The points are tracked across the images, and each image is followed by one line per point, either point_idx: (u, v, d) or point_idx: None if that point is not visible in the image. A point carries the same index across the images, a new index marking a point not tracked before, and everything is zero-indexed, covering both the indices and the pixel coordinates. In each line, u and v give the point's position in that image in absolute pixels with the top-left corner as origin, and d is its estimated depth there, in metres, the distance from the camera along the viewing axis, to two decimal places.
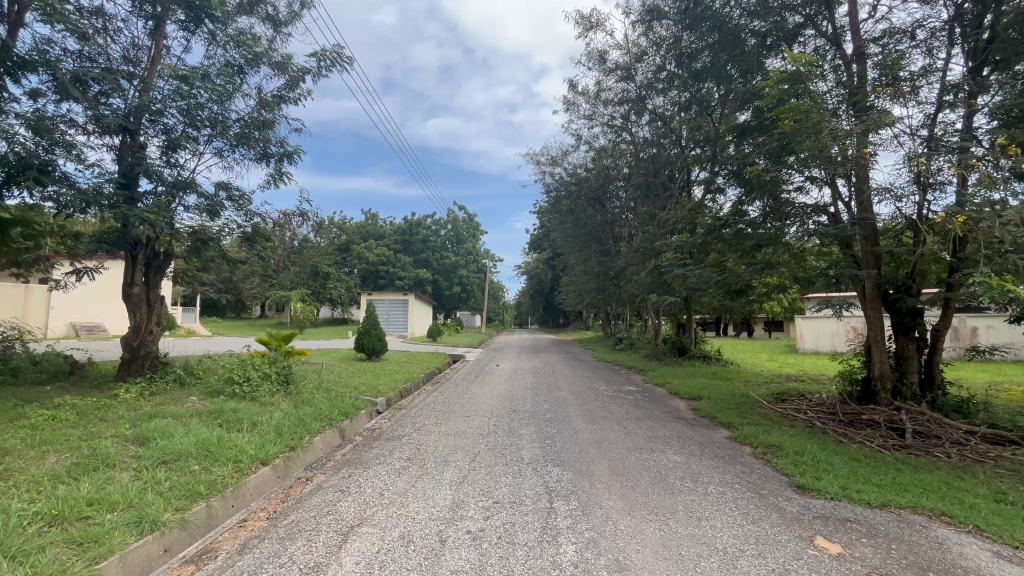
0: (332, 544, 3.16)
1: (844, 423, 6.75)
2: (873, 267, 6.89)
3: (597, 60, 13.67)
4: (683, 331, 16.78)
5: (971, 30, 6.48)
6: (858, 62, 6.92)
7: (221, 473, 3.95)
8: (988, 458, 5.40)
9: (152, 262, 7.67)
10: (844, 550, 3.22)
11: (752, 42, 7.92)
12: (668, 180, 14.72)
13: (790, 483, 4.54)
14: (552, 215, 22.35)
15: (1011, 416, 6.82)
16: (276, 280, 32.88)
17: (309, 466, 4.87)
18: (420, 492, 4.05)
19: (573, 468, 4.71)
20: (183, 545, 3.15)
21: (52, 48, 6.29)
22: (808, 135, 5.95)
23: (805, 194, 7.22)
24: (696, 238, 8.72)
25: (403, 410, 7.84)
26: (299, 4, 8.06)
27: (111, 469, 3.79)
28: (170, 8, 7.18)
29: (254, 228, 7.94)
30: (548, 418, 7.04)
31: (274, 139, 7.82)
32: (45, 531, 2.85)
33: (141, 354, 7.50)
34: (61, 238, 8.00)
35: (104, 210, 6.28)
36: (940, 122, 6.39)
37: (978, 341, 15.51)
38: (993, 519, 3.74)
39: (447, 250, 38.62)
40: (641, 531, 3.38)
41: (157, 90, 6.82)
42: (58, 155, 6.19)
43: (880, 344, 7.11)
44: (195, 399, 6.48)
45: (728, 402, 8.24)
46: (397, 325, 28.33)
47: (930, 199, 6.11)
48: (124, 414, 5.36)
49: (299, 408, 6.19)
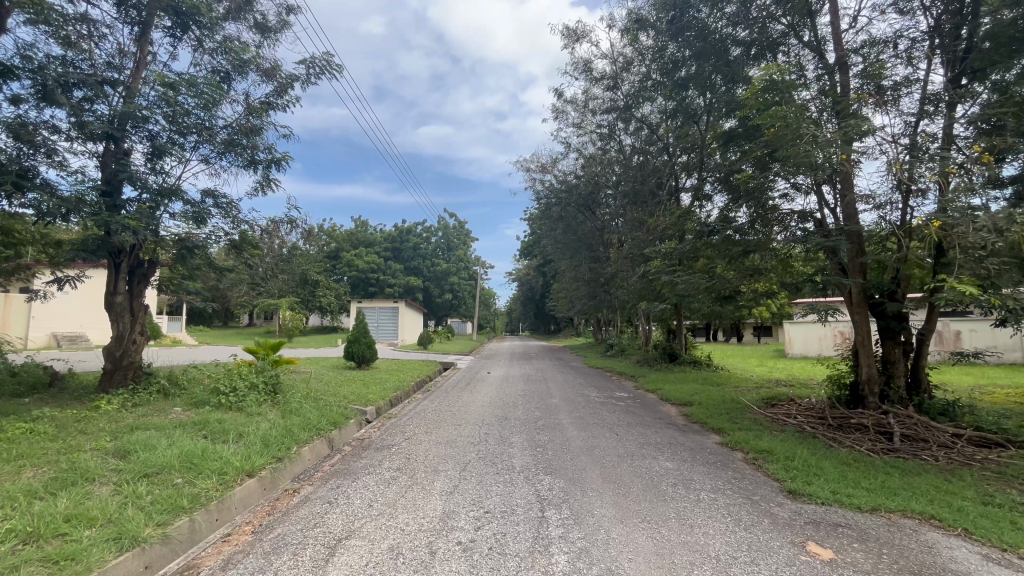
0: (319, 557, 3.09)
1: (833, 427, 6.80)
2: (860, 276, 6.98)
3: (584, 71, 13.81)
4: (674, 337, 16.88)
5: (949, 41, 6.64)
6: (840, 72, 7.06)
7: (205, 485, 3.86)
8: (975, 460, 5.47)
9: (136, 270, 7.55)
10: (836, 556, 3.21)
11: (737, 51, 8.03)
12: (656, 188, 14.81)
13: (781, 488, 4.55)
14: (542, 222, 22.43)
15: (996, 418, 6.91)
16: (264, 289, 32.72)
17: (297, 476, 4.79)
18: (410, 503, 3.99)
19: (565, 475, 4.68)
20: (164, 562, 3.06)
21: (35, 53, 6.15)
22: (793, 141, 5.99)
23: (791, 201, 7.28)
24: (684, 245, 8.74)
25: (392, 419, 7.72)
26: (288, 11, 8.03)
27: (90, 484, 3.69)
28: (156, 15, 7.14)
29: (242, 236, 7.81)
30: (540, 426, 6.98)
31: (262, 146, 7.77)
32: (19, 549, 2.75)
33: (124, 364, 7.35)
34: (41, 246, 7.85)
35: (85, 217, 6.15)
36: (921, 131, 6.46)
37: (962, 344, 15.87)
38: (983, 523, 3.75)
39: (438, 257, 38.65)
40: (633, 539, 3.34)
41: (143, 97, 6.76)
42: (39, 161, 6.11)
43: (867, 348, 7.19)
44: (180, 410, 6.34)
45: (719, 408, 8.26)
46: (388, 332, 28.29)
47: (913, 206, 6.24)
48: (105, 427, 5.22)
49: (288, 418, 6.11)
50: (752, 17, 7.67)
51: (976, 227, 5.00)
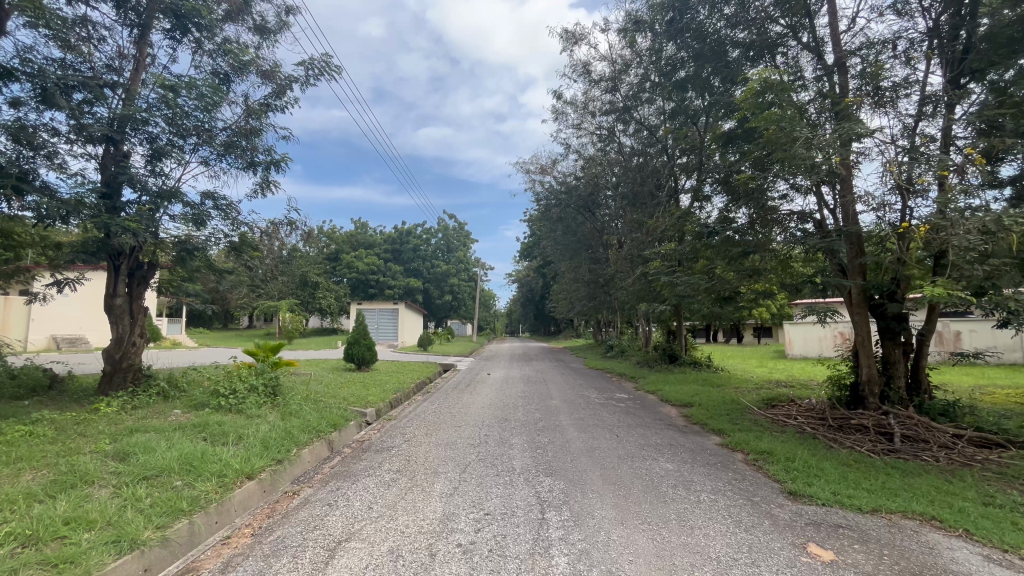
0: (319, 560, 3.08)
1: (833, 428, 6.80)
2: (859, 277, 6.98)
3: (583, 73, 13.82)
4: (674, 338, 16.87)
5: (948, 42, 6.66)
6: (839, 73, 7.06)
7: (205, 487, 3.86)
8: (975, 461, 5.46)
9: (136, 273, 7.55)
10: (837, 557, 3.21)
11: (735, 53, 8.04)
12: (655, 188, 14.81)
13: (782, 489, 4.54)
14: (541, 223, 22.44)
15: (996, 419, 6.90)
16: (263, 291, 32.69)
17: (297, 479, 4.79)
18: (410, 505, 3.98)
19: (566, 477, 4.68)
20: (163, 565, 3.06)
21: (35, 55, 6.16)
22: (791, 143, 6.01)
23: (791, 202, 7.28)
24: (684, 246, 8.75)
25: (392, 421, 7.69)
26: (287, 12, 8.03)
27: (89, 487, 3.69)
28: (155, 17, 7.15)
29: (242, 238, 7.82)
30: (540, 427, 6.95)
31: (262, 148, 7.78)
32: (18, 552, 2.75)
33: (123, 367, 7.35)
34: (40, 248, 7.83)
35: (85, 219, 6.13)
36: (920, 131, 6.46)
37: (962, 344, 15.88)
38: (984, 523, 3.75)
39: (438, 259, 38.74)
40: (634, 541, 3.33)
41: (142, 99, 6.76)
42: (39, 164, 6.11)
43: (867, 348, 7.18)
44: (179, 413, 6.32)
45: (719, 409, 8.25)
46: (388, 333, 28.30)
47: (913, 207, 6.23)
48: (104, 430, 5.20)
49: (288, 420, 6.10)
50: (751, 18, 7.67)
51: (975, 228, 5.00)
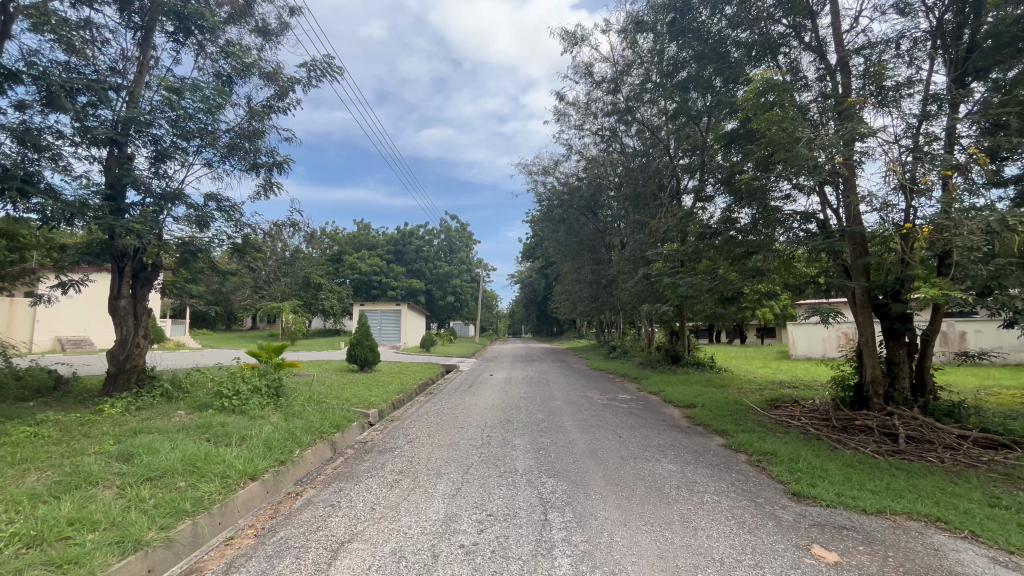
0: (321, 561, 3.08)
1: (837, 429, 6.77)
2: (863, 277, 6.95)
3: (585, 74, 13.83)
4: (677, 338, 16.83)
5: (952, 41, 6.65)
6: (842, 73, 7.04)
7: (208, 488, 3.87)
8: (981, 461, 5.43)
9: (140, 274, 7.58)
10: (841, 558, 3.19)
11: (736, 53, 8.03)
12: (657, 189, 14.80)
13: (785, 490, 4.52)
14: (543, 224, 22.46)
15: (1002, 419, 6.86)
16: (267, 292, 32.77)
17: (300, 480, 4.79)
18: (412, 506, 3.97)
19: (569, 478, 4.67)
20: (167, 565, 3.06)
21: (40, 59, 6.21)
22: (793, 144, 6.02)
23: (794, 202, 7.27)
24: (687, 246, 8.75)
25: (395, 422, 7.70)
26: (289, 13, 8.06)
27: (93, 487, 3.70)
28: (158, 20, 7.18)
29: (245, 239, 7.85)
30: (543, 428, 6.94)
31: (264, 150, 7.81)
32: (23, 552, 2.76)
33: (128, 368, 7.38)
34: (45, 250, 7.87)
35: (90, 221, 6.14)
36: (923, 131, 6.43)
37: (967, 344, 15.80)
38: (989, 524, 3.73)
39: (441, 259, 39.07)
40: (638, 542, 3.32)
41: (146, 101, 6.80)
42: (44, 166, 6.16)
43: (871, 349, 7.15)
44: (183, 414, 6.34)
45: (723, 410, 8.22)
46: (391, 334, 28.33)
47: (917, 207, 6.20)
48: (109, 431, 5.21)
49: (291, 421, 6.11)
50: (752, 18, 7.66)
51: (979, 228, 4.98)
